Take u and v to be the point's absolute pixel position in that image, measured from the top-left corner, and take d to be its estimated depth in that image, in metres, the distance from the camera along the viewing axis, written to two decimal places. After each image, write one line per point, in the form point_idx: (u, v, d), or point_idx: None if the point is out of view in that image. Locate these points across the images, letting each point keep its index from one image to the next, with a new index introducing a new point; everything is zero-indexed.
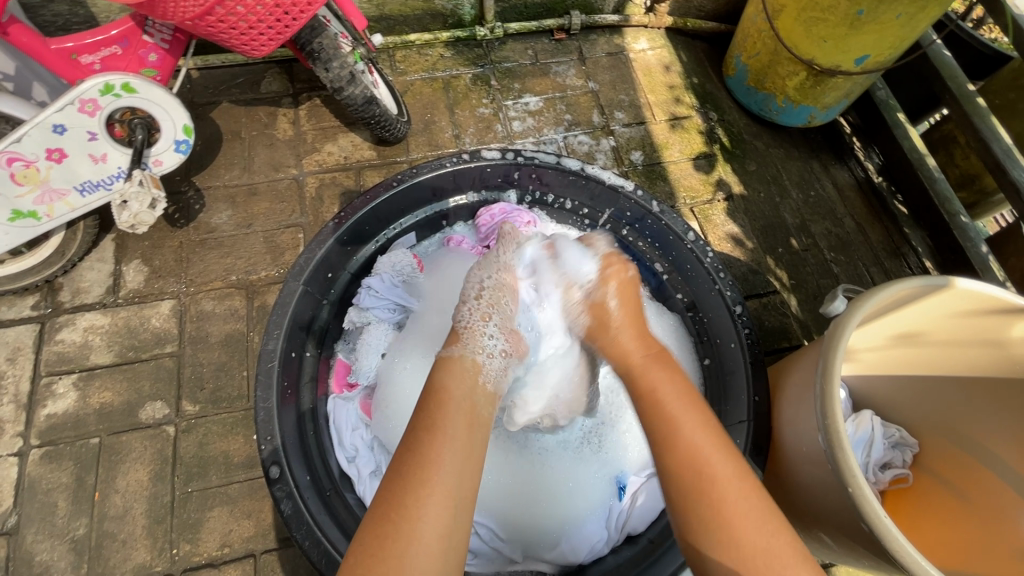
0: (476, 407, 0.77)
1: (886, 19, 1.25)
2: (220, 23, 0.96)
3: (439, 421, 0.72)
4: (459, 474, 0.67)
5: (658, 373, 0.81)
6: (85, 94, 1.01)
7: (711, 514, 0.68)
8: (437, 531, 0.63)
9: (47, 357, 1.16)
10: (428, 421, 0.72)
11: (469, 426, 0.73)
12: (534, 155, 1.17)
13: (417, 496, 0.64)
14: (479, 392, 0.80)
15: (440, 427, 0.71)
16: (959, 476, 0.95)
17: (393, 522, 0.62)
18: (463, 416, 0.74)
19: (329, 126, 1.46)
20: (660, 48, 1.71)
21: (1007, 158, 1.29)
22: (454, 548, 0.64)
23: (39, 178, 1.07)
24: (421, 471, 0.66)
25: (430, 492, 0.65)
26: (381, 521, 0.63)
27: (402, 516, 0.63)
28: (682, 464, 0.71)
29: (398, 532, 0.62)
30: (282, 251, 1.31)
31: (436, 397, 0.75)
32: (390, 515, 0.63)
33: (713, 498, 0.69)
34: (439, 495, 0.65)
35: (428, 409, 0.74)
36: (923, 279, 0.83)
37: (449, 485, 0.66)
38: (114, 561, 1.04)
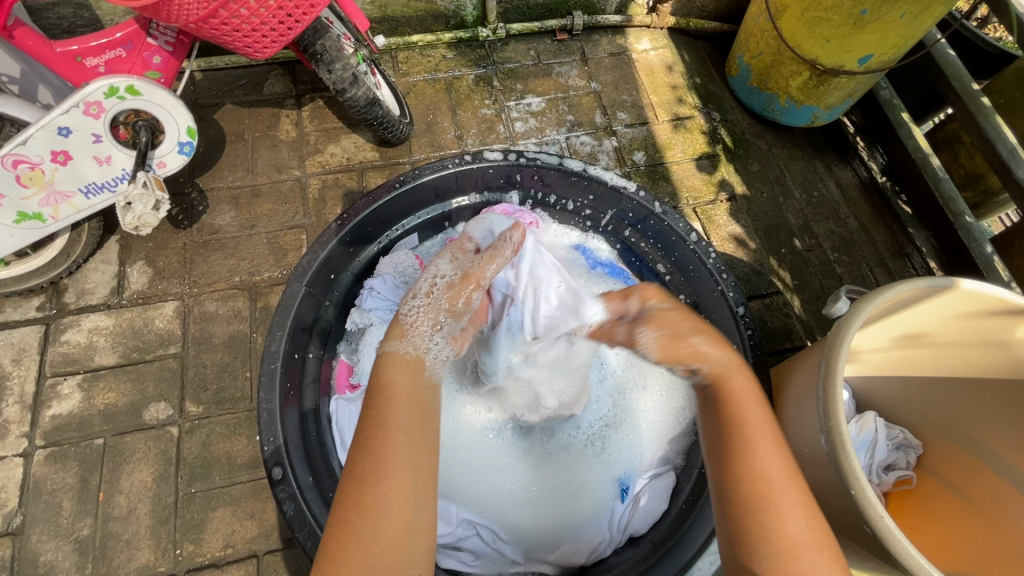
0: (425, 397, 0.74)
1: (890, 19, 1.24)
2: (223, 25, 0.96)
3: (387, 417, 0.68)
4: (414, 470, 0.65)
5: (740, 384, 0.72)
6: (89, 97, 1.01)
7: (771, 534, 0.60)
8: (395, 530, 0.61)
9: (52, 358, 1.17)
10: (376, 416, 0.69)
11: (420, 418, 0.70)
12: (536, 156, 1.17)
13: (375, 493, 0.62)
14: (425, 382, 0.77)
15: (386, 420, 0.68)
16: (963, 478, 0.94)
17: (353, 521, 0.61)
18: (413, 407, 0.71)
19: (332, 127, 1.46)
20: (663, 48, 1.70)
21: (1012, 159, 1.29)
22: (416, 544, 0.62)
23: (44, 180, 1.07)
24: (374, 469, 0.64)
25: (385, 489, 0.63)
26: (341, 524, 0.61)
27: (361, 515, 0.61)
28: (739, 473, 0.64)
29: (358, 531, 0.60)
30: (286, 252, 1.32)
31: (381, 392, 0.72)
32: (349, 516, 0.62)
33: (774, 515, 0.61)
34: (393, 491, 0.63)
35: (375, 405, 0.71)
36: (926, 280, 0.83)
37: (403, 478, 0.64)
38: (118, 561, 1.04)
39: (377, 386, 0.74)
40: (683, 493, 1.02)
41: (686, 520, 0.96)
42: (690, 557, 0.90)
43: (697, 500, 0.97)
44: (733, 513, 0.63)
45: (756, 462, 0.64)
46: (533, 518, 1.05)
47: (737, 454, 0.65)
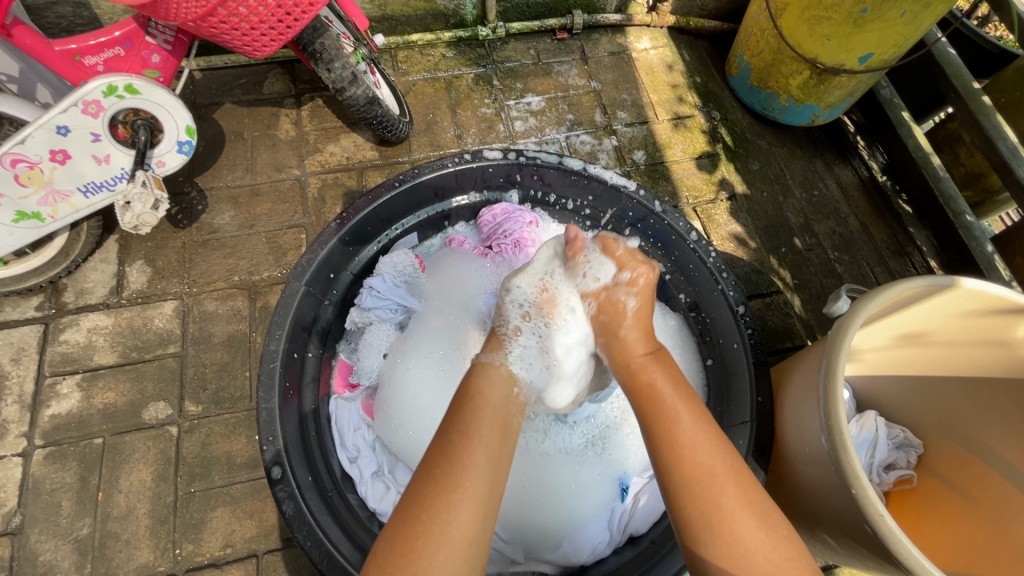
0: (509, 418, 0.75)
1: (890, 17, 1.24)
2: (222, 24, 0.96)
3: (472, 427, 0.71)
4: (490, 481, 0.67)
5: (661, 384, 0.79)
6: (89, 95, 1.01)
7: (711, 517, 0.66)
8: (461, 536, 0.62)
9: (51, 357, 1.17)
10: (461, 425, 0.71)
11: (501, 437, 0.72)
12: (536, 155, 1.17)
13: (449, 499, 0.63)
14: (513, 404, 0.79)
15: (471, 432, 0.70)
16: (964, 477, 0.94)
17: (424, 522, 0.62)
18: (497, 425, 0.73)
19: (331, 126, 1.46)
20: (663, 47, 1.70)
21: (1012, 158, 1.28)
22: (477, 553, 0.63)
23: (43, 179, 1.07)
24: (452, 474, 0.65)
25: (461, 495, 0.64)
26: (412, 524, 0.62)
27: (432, 517, 0.62)
28: (673, 457, 0.71)
29: (427, 535, 0.61)
30: (285, 251, 1.32)
31: (472, 404, 0.75)
32: (420, 517, 0.63)
33: (715, 497, 0.67)
34: (466, 496, 0.64)
35: (461, 416, 0.73)
36: (928, 279, 0.83)
37: (479, 491, 0.65)
38: (117, 561, 1.04)
39: (467, 396, 0.77)
40: None
41: None
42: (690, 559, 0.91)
43: None
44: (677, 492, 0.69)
45: (691, 448, 0.71)
46: (527, 519, 1.02)
47: (668, 442, 0.72)
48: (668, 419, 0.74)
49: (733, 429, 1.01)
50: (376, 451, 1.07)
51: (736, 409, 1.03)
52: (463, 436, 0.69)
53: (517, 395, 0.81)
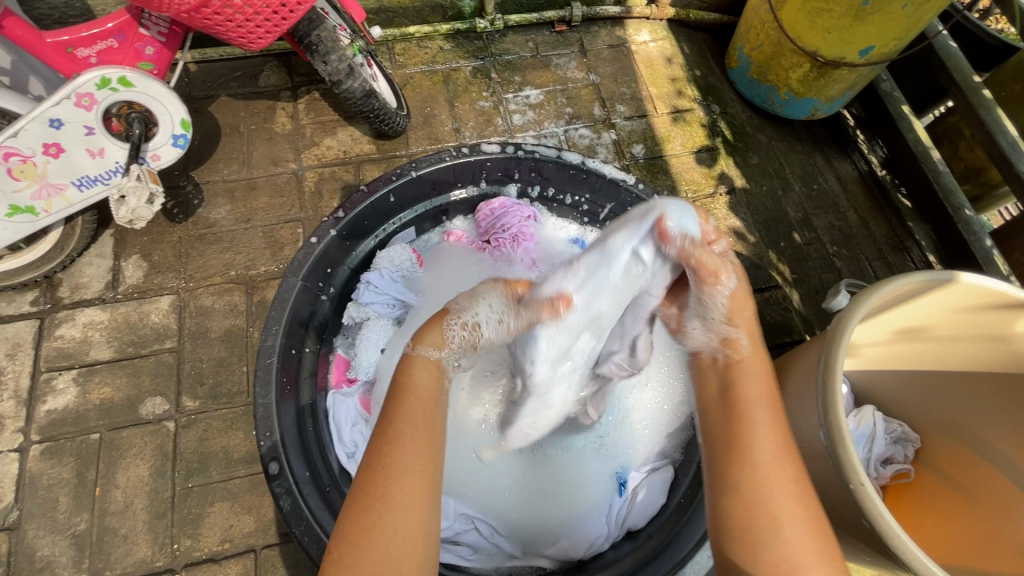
0: (437, 394, 0.75)
1: (892, 10, 1.23)
2: (216, 15, 0.94)
3: (407, 410, 0.70)
4: (430, 464, 0.67)
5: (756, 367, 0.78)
6: (82, 88, 1.00)
7: (766, 528, 0.64)
8: (409, 522, 0.62)
9: (46, 352, 1.16)
10: (397, 409, 0.70)
11: (433, 417, 0.72)
12: (534, 148, 1.16)
13: (401, 485, 0.63)
14: (444, 383, 0.79)
15: (405, 412, 0.69)
16: (962, 473, 0.94)
17: (378, 511, 0.61)
18: (424, 404, 0.72)
19: (328, 120, 1.45)
20: (662, 39, 1.69)
21: (1012, 151, 1.28)
22: (427, 533, 0.63)
23: (36, 173, 1.06)
24: (395, 459, 0.65)
25: (409, 480, 0.64)
26: (366, 513, 0.61)
27: (386, 505, 0.62)
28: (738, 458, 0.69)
29: (382, 522, 0.61)
30: (282, 246, 1.31)
31: (400, 385, 0.73)
32: (374, 505, 0.62)
33: (772, 500, 0.65)
34: (408, 480, 0.64)
35: (394, 401, 0.71)
36: (929, 274, 0.83)
37: (426, 472, 0.65)
38: (115, 556, 1.04)
39: (402, 383, 0.74)
40: (682, 487, 1.03)
41: (685, 513, 0.97)
42: (688, 551, 0.91)
43: (693, 496, 0.98)
44: (731, 497, 0.67)
45: (754, 459, 0.68)
46: (528, 516, 1.04)
47: (742, 443, 0.70)
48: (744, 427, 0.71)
49: None
50: None
51: None
52: (403, 419, 0.68)
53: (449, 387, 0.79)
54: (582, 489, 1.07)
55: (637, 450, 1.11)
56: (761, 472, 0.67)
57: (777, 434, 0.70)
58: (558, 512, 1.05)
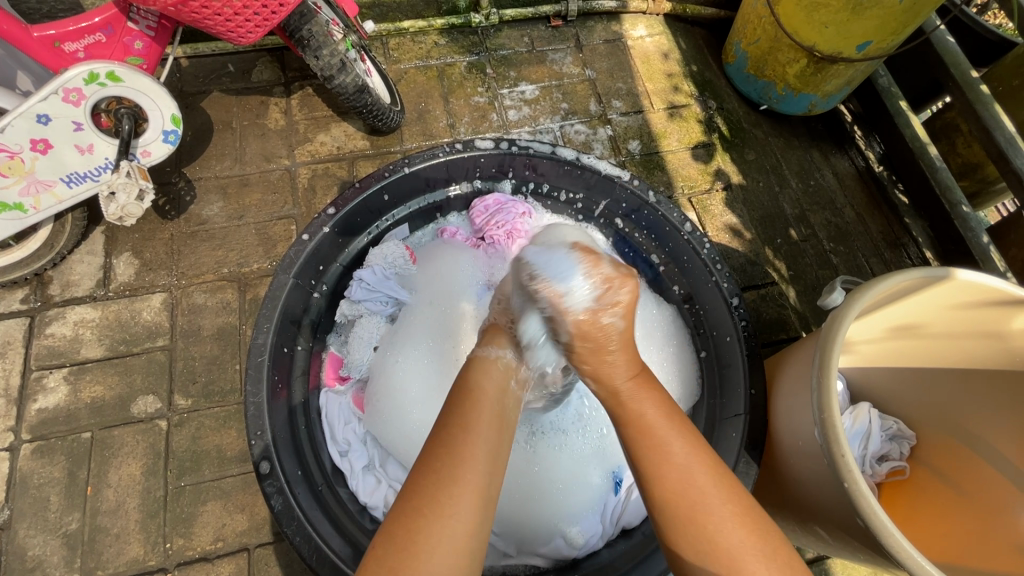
0: (505, 412, 0.73)
1: (889, 4, 1.22)
2: (205, 9, 0.93)
3: (469, 417, 0.69)
4: (488, 476, 0.65)
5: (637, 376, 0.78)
6: (69, 83, 0.99)
7: (702, 535, 0.64)
8: (460, 533, 0.60)
9: (37, 351, 1.15)
10: (459, 416, 0.69)
11: (498, 430, 0.70)
12: (529, 143, 1.14)
13: (451, 492, 0.62)
14: (511, 396, 0.76)
15: (472, 427, 0.67)
16: (956, 470, 0.94)
17: (426, 517, 0.60)
18: (494, 418, 0.70)
19: (321, 116, 1.43)
20: (659, 35, 1.68)
21: (1009, 147, 1.27)
22: (476, 548, 0.61)
23: (24, 170, 1.05)
24: (453, 467, 0.63)
25: (462, 489, 0.62)
26: (413, 516, 0.60)
27: (434, 512, 0.60)
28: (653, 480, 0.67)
29: (428, 528, 0.59)
30: (275, 243, 1.30)
31: (467, 394, 0.72)
32: (422, 511, 0.60)
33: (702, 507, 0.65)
34: (466, 490, 0.62)
35: (459, 408, 0.70)
36: (923, 271, 0.82)
37: (480, 483, 0.63)
38: (107, 556, 1.03)
39: (465, 387, 0.73)
40: None
41: None
42: None
43: None
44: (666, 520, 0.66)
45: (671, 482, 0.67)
46: (518, 514, 1.02)
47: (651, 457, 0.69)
48: (645, 444, 0.70)
49: (728, 422, 1.00)
50: (367, 445, 1.06)
51: (731, 402, 1.02)
52: (465, 426, 0.67)
53: (514, 389, 0.77)
54: (578, 485, 1.05)
55: None
56: (678, 485, 0.66)
57: (690, 446, 0.70)
58: (552, 509, 1.02)
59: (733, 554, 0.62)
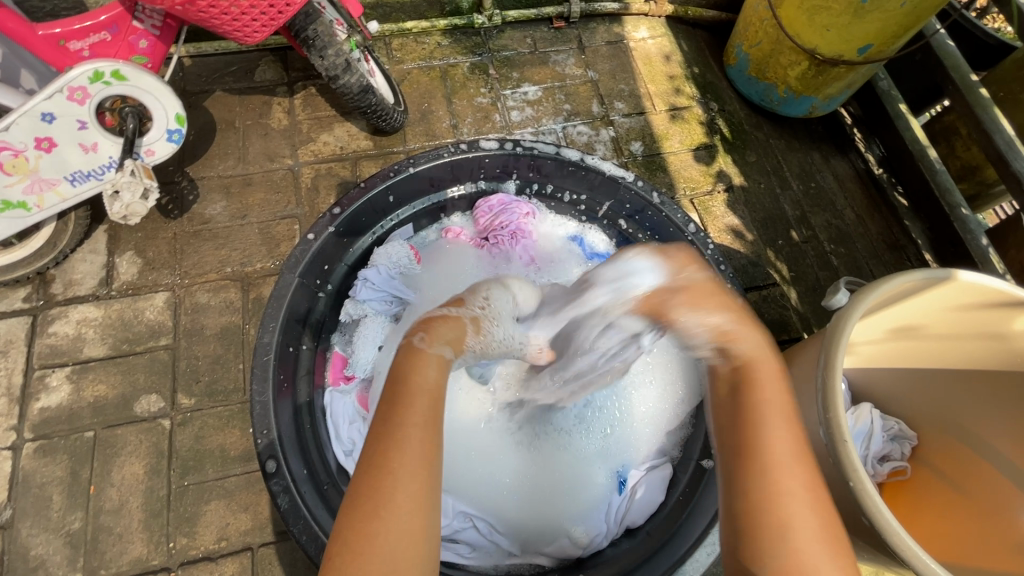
0: (441, 385, 0.69)
1: (890, 7, 1.23)
2: (212, 8, 0.93)
3: (401, 399, 0.65)
4: (428, 457, 0.61)
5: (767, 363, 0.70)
6: (74, 82, 0.98)
7: (782, 534, 0.57)
8: (410, 524, 0.57)
9: (39, 350, 1.15)
10: (391, 397, 0.65)
11: (433, 402, 0.66)
12: (533, 145, 1.15)
13: (392, 479, 0.59)
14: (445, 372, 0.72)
15: (405, 409, 0.64)
16: (957, 470, 0.95)
17: (371, 508, 0.58)
18: (429, 392, 0.67)
19: (324, 116, 1.44)
20: (661, 36, 1.68)
21: (1009, 150, 1.28)
22: (429, 539, 0.59)
23: (28, 168, 1.04)
24: (392, 457, 0.60)
25: (401, 475, 0.59)
26: (359, 510, 0.58)
27: (379, 503, 0.58)
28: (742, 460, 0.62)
29: (376, 519, 0.57)
30: (278, 243, 1.30)
31: (392, 376, 0.68)
32: (365, 502, 0.58)
33: (787, 505, 0.58)
34: (408, 478, 0.59)
35: (389, 394, 0.66)
36: (925, 272, 0.83)
37: (419, 464, 0.61)
38: (110, 555, 1.03)
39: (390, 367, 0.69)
40: (681, 486, 1.02)
41: (684, 512, 0.98)
42: (684, 551, 0.92)
43: (697, 494, 0.98)
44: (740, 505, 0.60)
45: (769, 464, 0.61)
46: (525, 515, 1.03)
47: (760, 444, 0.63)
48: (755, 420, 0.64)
49: None
50: None
51: None
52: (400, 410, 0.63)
53: (455, 369, 0.75)
54: (581, 487, 1.07)
55: (637, 447, 1.10)
56: (773, 470, 0.60)
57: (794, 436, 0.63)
58: (558, 510, 1.04)
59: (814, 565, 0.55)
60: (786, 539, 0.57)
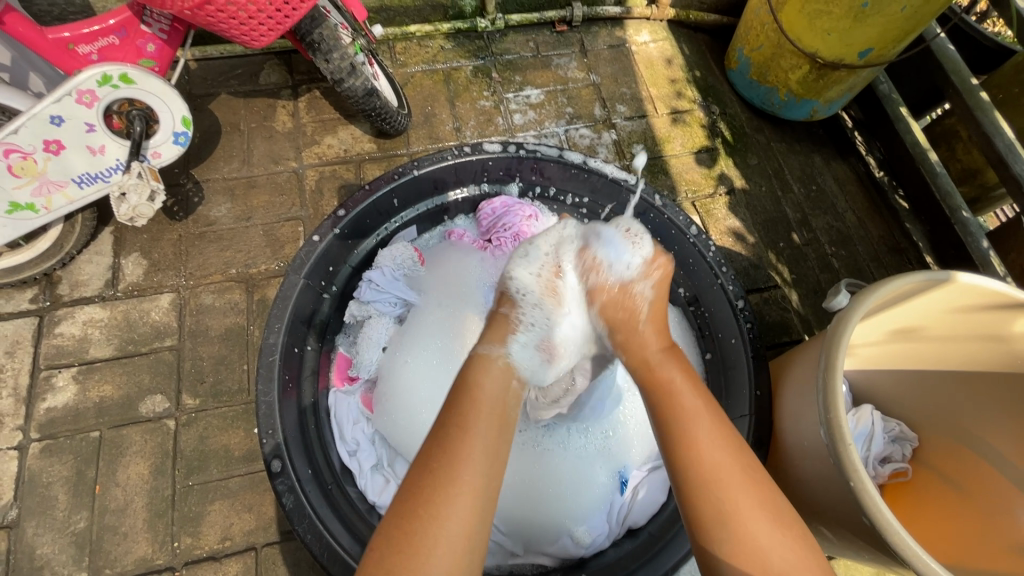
0: (508, 412, 0.72)
1: (891, 12, 1.24)
2: (220, 12, 0.94)
3: (468, 418, 0.69)
4: (486, 476, 0.64)
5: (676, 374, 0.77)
6: (82, 86, 0.99)
7: (726, 521, 0.63)
8: (457, 534, 0.60)
9: (45, 350, 1.16)
10: (459, 417, 0.69)
11: (498, 431, 0.69)
12: (536, 147, 1.17)
13: (447, 494, 0.61)
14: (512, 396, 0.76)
15: (467, 426, 0.68)
16: (957, 470, 0.95)
17: (422, 520, 0.60)
18: (495, 419, 0.70)
19: (328, 118, 1.45)
20: (662, 40, 1.69)
21: (1009, 154, 1.29)
22: (476, 548, 0.61)
23: (37, 170, 1.05)
24: (450, 469, 0.63)
25: (459, 490, 0.62)
26: (410, 519, 0.60)
27: (430, 514, 0.60)
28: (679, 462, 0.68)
29: (424, 531, 0.59)
30: (282, 244, 1.31)
31: (470, 395, 0.72)
32: (418, 512, 0.60)
33: (725, 494, 0.65)
34: (461, 491, 0.62)
35: (459, 408, 0.70)
36: (925, 274, 0.83)
37: (476, 483, 0.63)
38: (115, 554, 1.04)
39: (466, 388, 0.73)
40: None
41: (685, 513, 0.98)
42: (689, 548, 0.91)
43: None
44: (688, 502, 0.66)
45: (707, 461, 0.67)
46: (527, 514, 1.03)
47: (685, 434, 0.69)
48: (684, 424, 0.70)
49: (733, 423, 1.01)
50: (375, 444, 1.07)
51: (735, 403, 1.03)
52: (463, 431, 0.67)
53: (516, 388, 0.77)
54: (582, 486, 1.07)
55: (638, 449, 1.11)
56: (709, 465, 0.67)
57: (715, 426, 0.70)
58: (558, 509, 1.04)
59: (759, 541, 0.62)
60: (730, 523, 0.63)
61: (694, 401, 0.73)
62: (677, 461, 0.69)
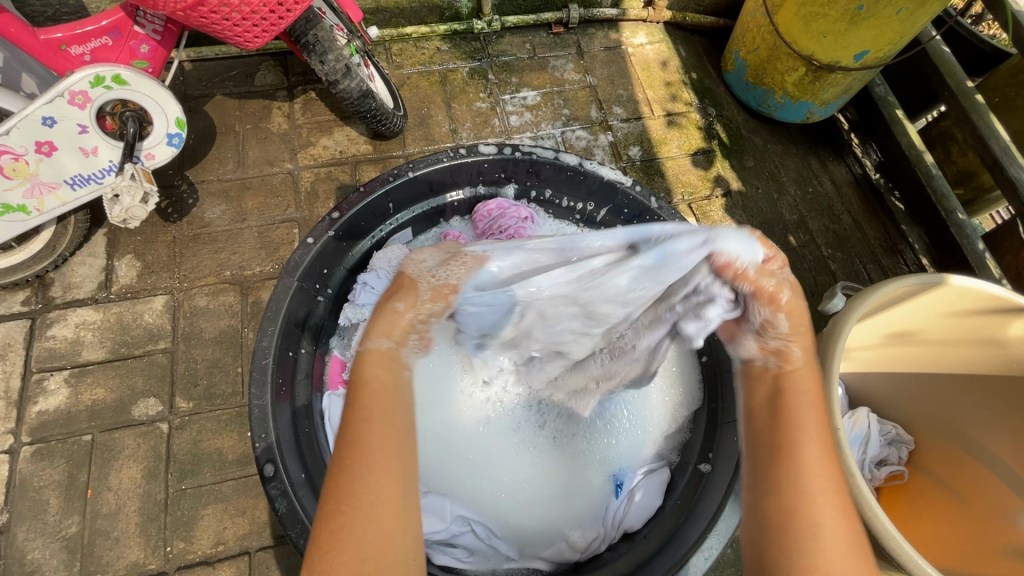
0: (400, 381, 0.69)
1: (886, 14, 1.24)
2: (213, 14, 0.94)
3: (365, 403, 0.64)
4: (395, 454, 0.61)
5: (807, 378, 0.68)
6: (75, 86, 0.99)
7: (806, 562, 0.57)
8: (381, 522, 0.56)
9: (38, 353, 1.15)
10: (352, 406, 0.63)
11: (389, 396, 0.66)
12: (532, 149, 1.16)
13: (352, 477, 0.58)
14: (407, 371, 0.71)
15: (361, 409, 0.63)
16: (953, 473, 0.95)
17: (345, 514, 0.56)
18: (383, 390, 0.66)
19: (324, 120, 1.44)
20: (659, 42, 1.69)
21: (1004, 156, 1.29)
22: (406, 534, 0.58)
23: (28, 172, 1.05)
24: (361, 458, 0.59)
25: (370, 475, 0.58)
26: (334, 516, 0.56)
27: (353, 506, 0.57)
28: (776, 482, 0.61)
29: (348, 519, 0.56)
30: (276, 247, 1.30)
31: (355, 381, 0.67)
32: (342, 507, 0.57)
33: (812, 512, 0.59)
34: (372, 475, 0.58)
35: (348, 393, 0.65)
36: (918, 277, 0.84)
37: (387, 462, 0.60)
38: (107, 559, 1.03)
39: (356, 378, 0.67)
40: (679, 489, 1.02)
41: (682, 515, 0.98)
42: (685, 554, 0.92)
43: (693, 499, 0.98)
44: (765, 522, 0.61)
45: (806, 493, 0.60)
46: (526, 520, 1.04)
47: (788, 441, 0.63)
48: (794, 442, 0.63)
49: (729, 426, 1.01)
50: None
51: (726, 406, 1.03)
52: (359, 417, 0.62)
53: None
54: (579, 490, 1.07)
55: (634, 451, 1.11)
56: (803, 498, 0.60)
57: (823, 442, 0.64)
58: (557, 510, 1.05)
59: (829, 559, 0.57)
60: (812, 564, 0.57)
61: (811, 424, 0.65)
62: (776, 459, 0.63)
